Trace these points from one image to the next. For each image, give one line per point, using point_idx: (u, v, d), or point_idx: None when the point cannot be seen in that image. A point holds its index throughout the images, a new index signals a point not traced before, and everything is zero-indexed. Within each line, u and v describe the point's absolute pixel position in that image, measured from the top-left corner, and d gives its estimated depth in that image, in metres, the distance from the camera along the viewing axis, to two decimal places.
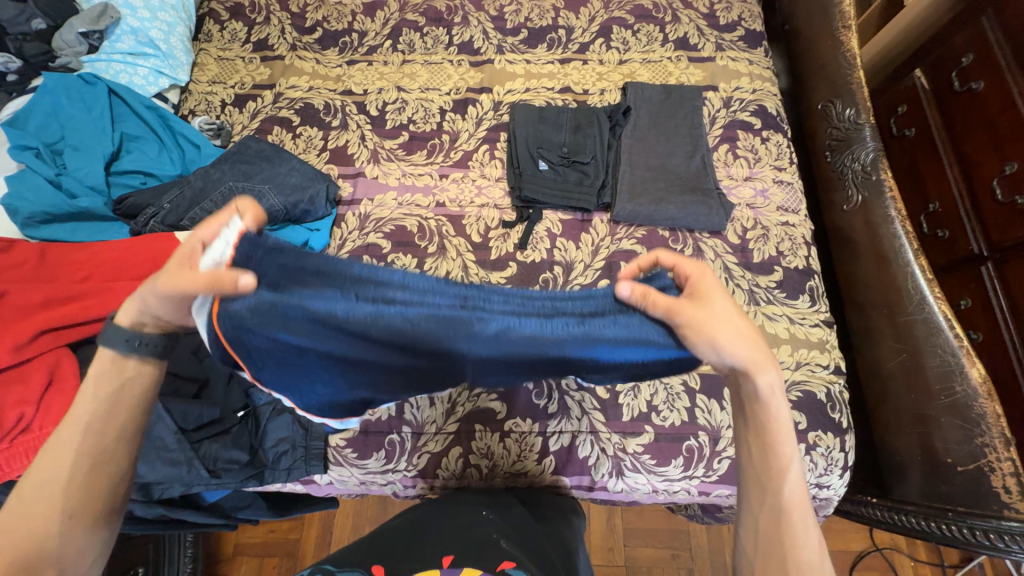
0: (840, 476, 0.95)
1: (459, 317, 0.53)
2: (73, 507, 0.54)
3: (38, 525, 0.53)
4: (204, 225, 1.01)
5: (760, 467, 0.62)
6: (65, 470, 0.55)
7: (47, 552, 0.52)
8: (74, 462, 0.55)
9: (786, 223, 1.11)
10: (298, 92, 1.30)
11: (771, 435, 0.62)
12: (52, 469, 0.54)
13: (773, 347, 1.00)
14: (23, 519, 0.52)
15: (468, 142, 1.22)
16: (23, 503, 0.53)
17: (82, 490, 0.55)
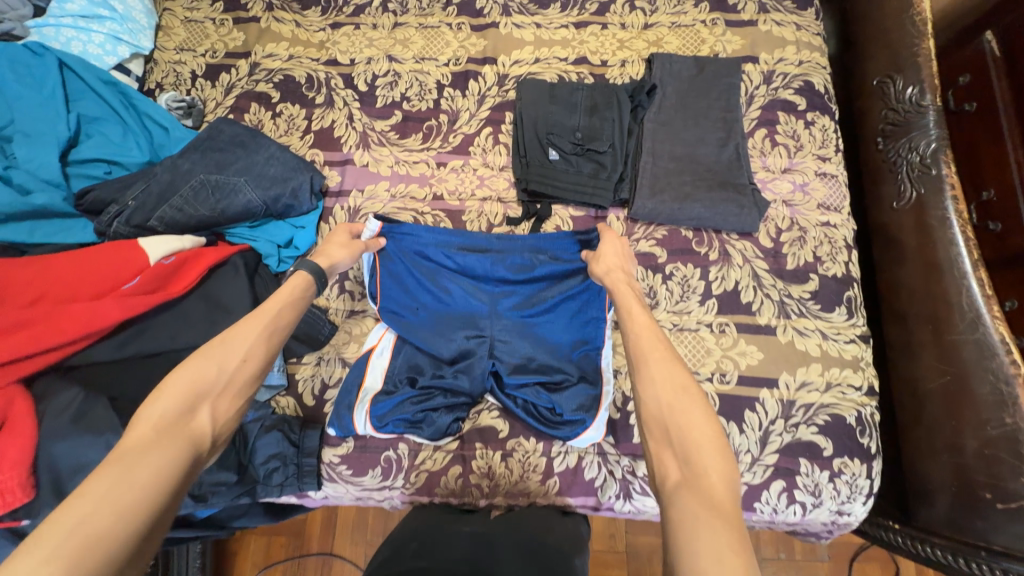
0: (863, 504, 0.89)
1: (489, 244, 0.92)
2: (225, 390, 0.65)
3: (193, 402, 0.62)
4: (175, 225, 0.91)
5: (638, 348, 0.70)
6: (225, 361, 0.66)
7: (196, 428, 0.61)
8: (229, 358, 0.66)
9: (826, 224, 0.98)
10: (277, 62, 1.14)
11: (639, 320, 0.73)
12: (213, 360, 0.65)
13: (803, 365, 0.91)
14: (181, 392, 0.62)
15: (469, 124, 1.08)
16: (184, 380, 0.62)
17: (235, 380, 0.66)
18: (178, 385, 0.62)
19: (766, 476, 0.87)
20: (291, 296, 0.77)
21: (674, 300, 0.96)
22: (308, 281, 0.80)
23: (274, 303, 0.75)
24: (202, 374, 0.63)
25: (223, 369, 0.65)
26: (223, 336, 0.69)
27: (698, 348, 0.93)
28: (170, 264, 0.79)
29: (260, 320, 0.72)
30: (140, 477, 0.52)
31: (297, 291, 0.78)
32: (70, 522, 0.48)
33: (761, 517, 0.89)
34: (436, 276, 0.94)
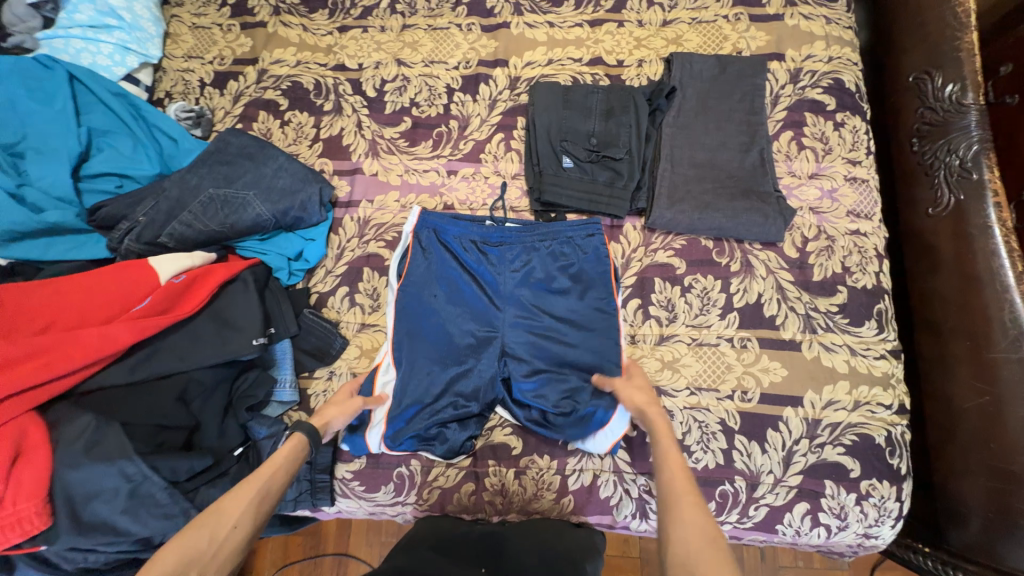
0: (891, 527, 0.85)
1: (500, 232, 0.95)
2: (215, 558, 0.61)
3: (179, 572, 0.58)
4: (186, 240, 0.90)
5: (670, 485, 0.67)
6: (219, 524, 0.63)
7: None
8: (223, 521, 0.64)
9: (855, 232, 0.93)
10: (284, 68, 1.12)
11: (671, 455, 0.71)
12: (208, 523, 0.62)
13: (829, 383, 0.87)
14: (169, 562, 0.59)
15: (480, 130, 1.04)
16: (176, 549, 0.60)
17: (227, 547, 0.63)
18: (168, 553, 0.59)
19: (789, 498, 0.84)
20: (289, 458, 0.74)
21: (693, 313, 0.92)
22: (303, 442, 0.77)
23: (269, 468, 0.72)
24: (194, 542, 0.60)
25: (216, 536, 0.62)
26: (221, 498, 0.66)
27: (718, 364, 0.90)
28: (180, 284, 0.79)
29: (258, 482, 0.69)
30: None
31: (291, 455, 0.75)
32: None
33: (783, 538, 0.86)
34: (460, 280, 0.95)
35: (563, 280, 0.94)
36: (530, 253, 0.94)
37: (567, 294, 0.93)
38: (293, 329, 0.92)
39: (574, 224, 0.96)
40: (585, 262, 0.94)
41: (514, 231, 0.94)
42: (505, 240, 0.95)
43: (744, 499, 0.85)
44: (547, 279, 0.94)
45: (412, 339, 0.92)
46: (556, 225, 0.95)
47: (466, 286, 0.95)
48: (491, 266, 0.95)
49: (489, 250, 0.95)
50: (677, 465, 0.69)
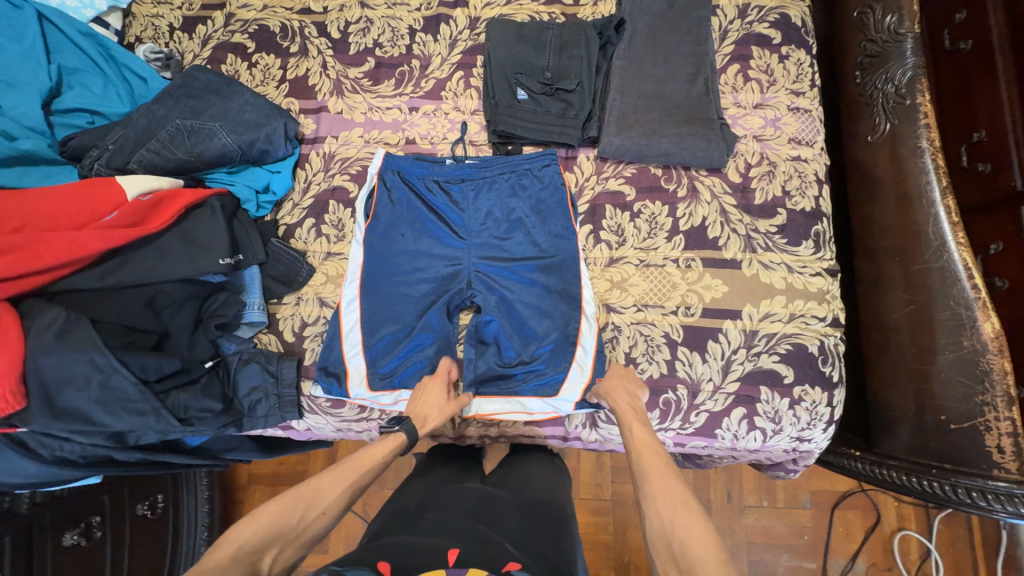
0: (823, 430, 0.91)
1: (458, 171, 1.00)
2: (297, 536, 0.67)
3: (270, 538, 0.64)
4: (154, 168, 0.95)
5: (642, 461, 0.73)
6: (310, 507, 0.69)
7: (258, 569, 0.62)
8: (314, 505, 0.69)
9: (796, 158, 0.98)
10: (251, 12, 1.15)
11: (640, 435, 0.78)
12: (303, 501, 0.69)
13: (766, 298, 0.92)
14: (266, 524, 0.65)
15: (440, 69, 1.08)
16: (272, 513, 0.66)
17: (309, 527, 0.68)
18: (267, 517, 0.66)
19: (727, 403, 0.90)
20: (386, 450, 0.79)
21: (642, 237, 0.97)
22: (401, 441, 0.82)
23: (363, 452, 0.79)
24: (286, 514, 0.67)
25: (305, 516, 0.68)
26: (320, 475, 0.73)
27: (664, 283, 0.94)
28: (147, 203, 0.84)
29: (357, 470, 0.75)
30: None
31: (385, 446, 0.80)
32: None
33: (722, 443, 0.92)
34: (424, 218, 1.00)
35: (520, 207, 0.99)
36: (487, 186, 1.00)
37: (524, 224, 0.98)
38: (261, 257, 0.95)
39: (534, 156, 0.99)
40: (541, 192, 0.98)
41: (470, 169, 0.99)
42: (462, 177, 1.00)
43: (686, 406, 0.91)
44: (504, 207, 0.99)
45: (376, 274, 0.98)
46: (513, 158, 1.00)
47: (430, 223, 1.00)
48: (452, 204, 1.00)
49: (451, 187, 1.00)
50: (647, 444, 0.76)
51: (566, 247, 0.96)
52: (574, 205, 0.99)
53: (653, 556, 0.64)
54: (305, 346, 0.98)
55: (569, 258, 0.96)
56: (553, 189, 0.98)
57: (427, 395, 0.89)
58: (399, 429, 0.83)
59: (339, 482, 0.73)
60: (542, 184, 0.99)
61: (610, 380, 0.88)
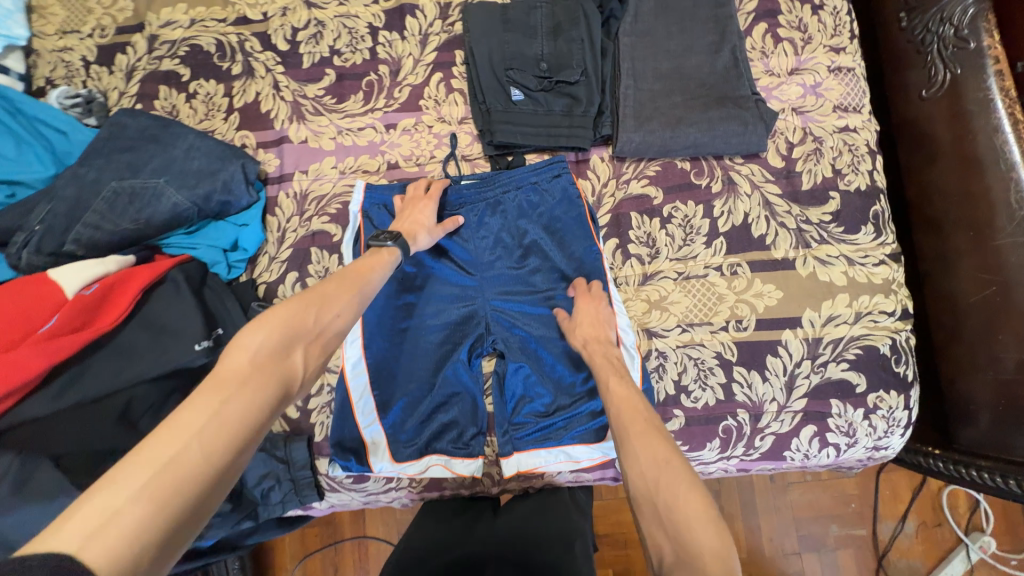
0: (901, 436, 0.82)
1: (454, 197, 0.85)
2: (317, 339, 0.59)
3: (287, 341, 0.56)
4: (96, 245, 0.79)
5: (620, 419, 0.65)
6: (318, 311, 0.60)
7: (290, 368, 0.55)
8: (324, 311, 0.60)
9: (844, 129, 0.84)
10: (177, 30, 0.96)
11: (623, 392, 0.68)
12: (308, 309, 0.59)
13: (827, 299, 0.81)
14: (274, 329, 0.56)
15: (415, 73, 0.91)
16: (282, 314, 0.57)
17: (325, 333, 0.60)
18: (275, 319, 0.56)
19: (795, 423, 0.80)
20: (379, 266, 0.70)
21: (677, 245, 0.84)
22: (394, 258, 0.73)
23: (352, 266, 0.69)
24: (296, 318, 0.57)
25: (320, 319, 0.59)
26: (315, 286, 0.62)
27: (708, 296, 0.83)
28: (93, 296, 0.70)
29: (357, 284, 0.66)
30: (233, 416, 0.48)
31: (379, 260, 0.71)
32: (110, 499, 0.40)
33: (791, 463, 0.83)
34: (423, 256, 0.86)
35: (533, 229, 0.85)
36: (491, 209, 0.85)
37: (540, 248, 0.85)
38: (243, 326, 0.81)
39: (542, 166, 0.85)
40: (555, 207, 0.84)
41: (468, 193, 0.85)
42: (460, 203, 0.86)
43: (749, 432, 0.81)
44: (514, 231, 0.85)
45: (379, 329, 0.84)
46: (516, 170, 0.85)
47: (429, 261, 0.87)
48: (452, 235, 0.86)
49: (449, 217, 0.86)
50: (628, 399, 0.67)
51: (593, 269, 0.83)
52: (595, 219, 0.85)
53: (639, 519, 0.56)
54: (312, 421, 0.86)
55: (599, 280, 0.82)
56: (569, 203, 0.84)
57: (412, 213, 0.80)
58: (391, 245, 0.73)
59: (345, 292, 0.63)
60: (554, 197, 0.84)
61: (582, 325, 0.78)
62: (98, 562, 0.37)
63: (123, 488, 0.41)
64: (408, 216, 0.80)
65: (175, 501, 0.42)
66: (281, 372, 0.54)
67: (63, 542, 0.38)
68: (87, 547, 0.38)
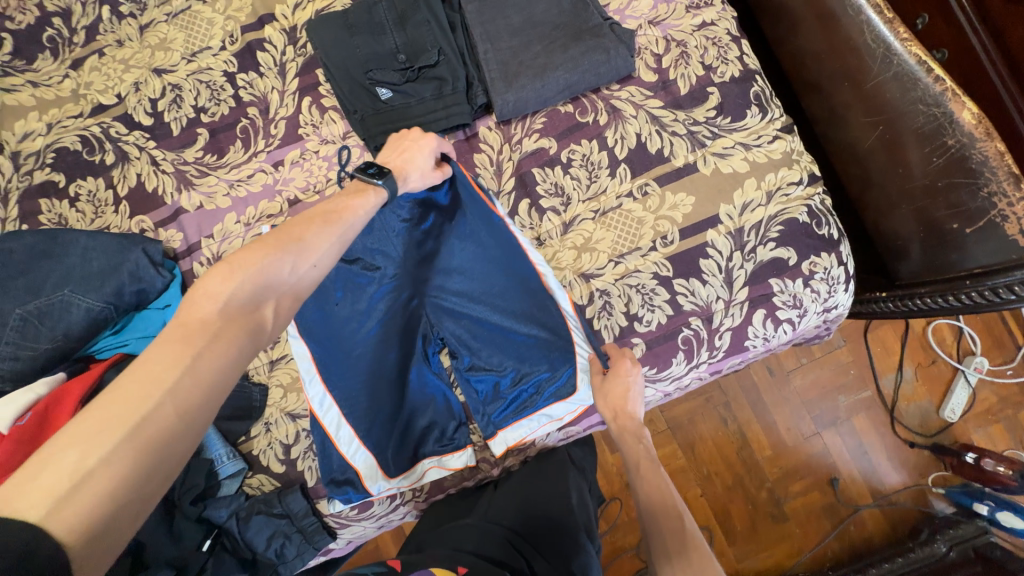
0: (845, 291, 0.85)
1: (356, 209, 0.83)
2: (294, 290, 0.55)
3: (260, 291, 0.52)
4: (25, 375, 0.78)
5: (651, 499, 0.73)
6: (300, 254, 0.56)
7: (261, 322, 0.51)
8: (303, 258, 0.56)
9: (703, 25, 0.86)
10: (37, 139, 0.94)
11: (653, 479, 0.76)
12: (287, 250, 0.55)
13: (737, 188, 0.83)
14: (249, 273, 0.52)
15: (284, 105, 0.91)
16: (258, 256, 0.53)
17: (302, 283, 0.56)
18: (252, 262, 0.52)
19: (745, 312, 0.83)
20: (365, 211, 0.66)
21: (585, 186, 0.86)
22: (380, 194, 0.69)
23: (344, 208, 0.63)
24: (273, 266, 0.53)
25: (297, 269, 0.55)
26: (294, 226, 0.58)
27: (629, 222, 0.84)
28: (32, 422, 0.69)
29: (338, 224, 0.61)
30: (202, 374, 0.45)
31: (360, 198, 0.66)
32: (79, 458, 0.38)
33: (755, 351, 0.86)
34: (348, 274, 0.84)
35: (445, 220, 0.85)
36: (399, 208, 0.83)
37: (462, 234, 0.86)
38: None
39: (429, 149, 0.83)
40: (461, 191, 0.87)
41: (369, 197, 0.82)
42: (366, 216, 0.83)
43: (706, 335, 0.84)
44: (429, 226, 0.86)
45: (333, 360, 0.84)
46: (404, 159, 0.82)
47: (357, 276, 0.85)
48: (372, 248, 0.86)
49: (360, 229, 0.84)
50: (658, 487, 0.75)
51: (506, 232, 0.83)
52: (485, 188, 0.84)
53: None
54: (301, 469, 0.86)
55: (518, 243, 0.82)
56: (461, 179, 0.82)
57: (408, 151, 0.76)
58: (380, 183, 0.69)
59: (327, 238, 0.59)
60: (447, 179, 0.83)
61: (615, 393, 0.80)
62: (67, 527, 0.36)
63: (94, 449, 0.39)
64: (405, 151, 0.76)
65: (151, 459, 0.41)
66: (257, 322, 0.51)
67: (29, 506, 0.36)
68: (53, 514, 0.36)
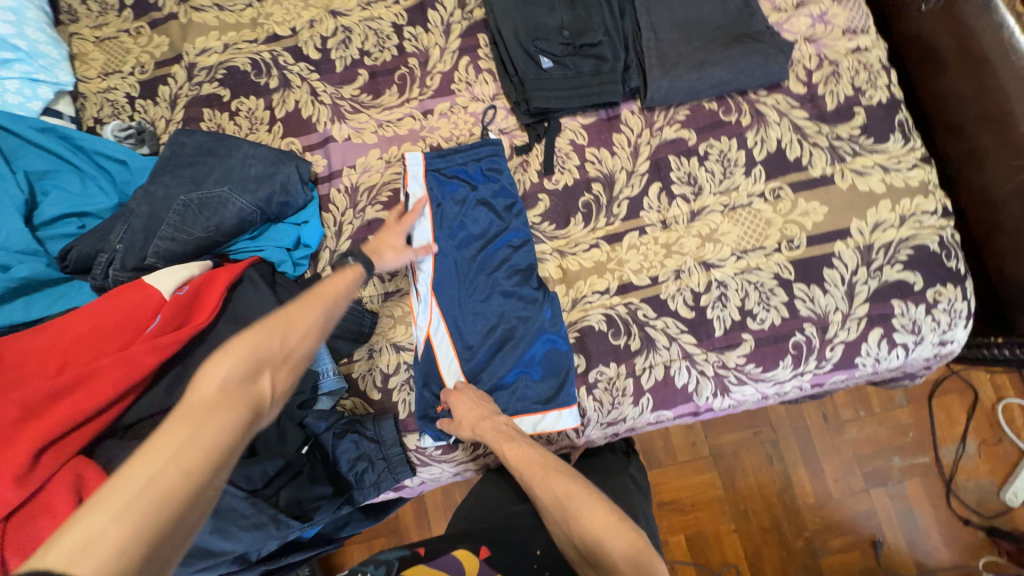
0: (965, 327, 0.84)
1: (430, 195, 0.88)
2: (286, 362, 0.57)
3: (256, 365, 0.54)
4: (175, 257, 0.83)
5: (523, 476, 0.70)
6: (290, 330, 0.58)
7: (258, 392, 0.53)
8: (294, 329, 0.58)
9: (856, 49, 0.89)
10: (213, 56, 1.02)
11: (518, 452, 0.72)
12: (279, 327, 0.57)
13: (871, 206, 0.85)
14: (244, 351, 0.54)
15: (443, 61, 0.97)
16: (249, 336, 0.55)
17: (296, 352, 0.58)
18: (245, 341, 0.54)
19: (862, 328, 0.83)
20: (349, 283, 0.69)
21: (718, 180, 0.88)
22: (359, 275, 0.71)
23: (322, 291, 0.65)
24: (265, 341, 0.55)
25: (288, 341, 0.57)
26: (285, 306, 0.60)
27: (757, 222, 0.86)
28: (186, 295, 0.73)
29: (325, 299, 0.64)
30: (203, 442, 0.45)
31: (347, 285, 0.68)
32: (71, 540, 0.37)
33: (864, 371, 0.85)
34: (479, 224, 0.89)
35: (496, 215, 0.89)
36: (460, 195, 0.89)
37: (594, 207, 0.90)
38: None
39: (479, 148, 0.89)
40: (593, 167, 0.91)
41: (440, 185, 0.88)
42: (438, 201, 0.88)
43: (819, 344, 0.84)
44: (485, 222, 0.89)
45: (446, 296, 0.85)
46: (452, 153, 0.89)
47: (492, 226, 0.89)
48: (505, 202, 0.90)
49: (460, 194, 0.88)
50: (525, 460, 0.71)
51: (495, 233, 0.87)
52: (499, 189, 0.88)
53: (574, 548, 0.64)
54: (395, 400, 0.88)
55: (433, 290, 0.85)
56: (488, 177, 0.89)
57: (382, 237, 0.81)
58: (353, 264, 0.72)
59: (313, 308, 0.61)
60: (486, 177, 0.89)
61: (461, 408, 0.78)
62: None
63: (89, 522, 0.38)
64: (382, 240, 0.81)
65: (148, 535, 0.39)
66: (254, 393, 0.53)
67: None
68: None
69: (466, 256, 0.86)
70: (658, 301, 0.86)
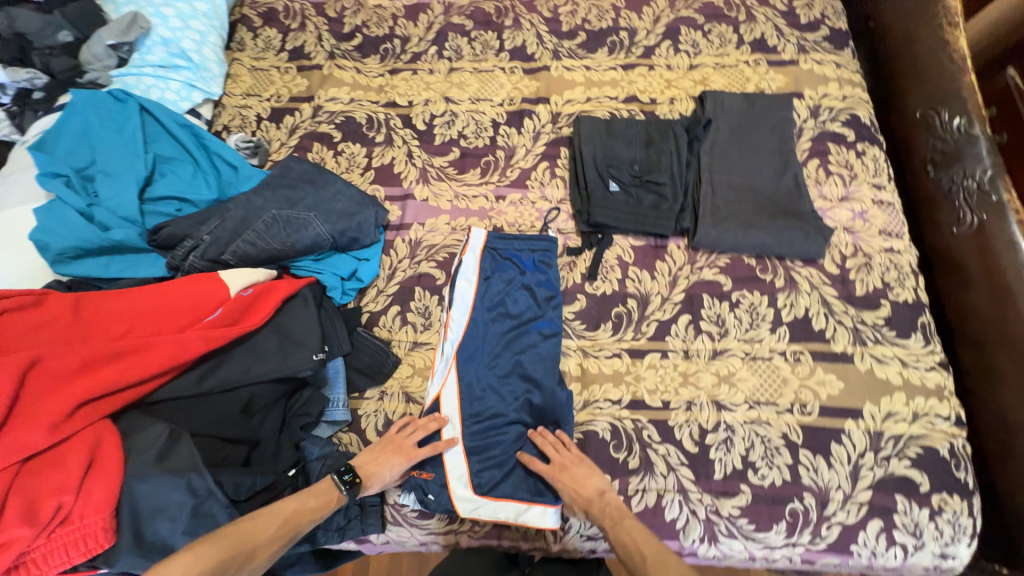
0: (967, 546, 0.82)
1: (482, 267, 0.96)
2: (238, 568, 0.64)
3: (211, 567, 0.61)
4: (248, 258, 0.92)
5: (641, 563, 0.70)
6: (253, 546, 0.66)
7: None
8: (254, 538, 0.67)
9: (889, 250, 0.99)
10: (338, 104, 1.20)
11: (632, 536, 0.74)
12: (243, 539, 0.66)
13: (886, 395, 0.88)
14: (207, 554, 0.62)
15: (525, 159, 1.11)
16: (218, 545, 0.64)
17: (253, 556, 0.66)
18: (212, 545, 0.63)
19: (861, 515, 0.82)
20: (327, 507, 0.76)
21: (744, 328, 0.94)
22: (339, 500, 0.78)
23: (295, 504, 0.74)
24: (226, 543, 0.64)
25: (247, 552, 0.66)
26: (252, 516, 0.70)
27: (774, 378, 0.90)
28: (247, 298, 0.84)
29: (297, 524, 0.72)
30: None
31: (319, 505, 0.76)
32: None
33: (858, 561, 0.83)
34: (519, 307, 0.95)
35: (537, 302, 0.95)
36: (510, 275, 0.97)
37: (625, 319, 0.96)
38: (346, 348, 0.90)
39: (539, 238, 0.98)
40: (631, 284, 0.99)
41: (493, 263, 0.97)
42: (488, 274, 0.96)
43: (815, 518, 0.82)
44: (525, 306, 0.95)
45: (468, 362, 0.89)
46: (517, 237, 0.98)
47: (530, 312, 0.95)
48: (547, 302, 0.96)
49: (510, 275, 0.96)
50: (651, 548, 0.72)
51: (530, 318, 0.93)
52: (546, 282, 0.96)
53: None
54: None
55: (456, 353, 0.90)
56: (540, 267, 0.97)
57: (385, 460, 0.82)
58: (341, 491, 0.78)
59: (276, 514, 0.71)
60: (537, 265, 0.97)
61: (574, 483, 0.81)
62: None
63: None
64: (382, 456, 0.82)
65: None
66: None
67: None
68: None
69: (496, 331, 0.92)
70: (665, 426, 0.88)
